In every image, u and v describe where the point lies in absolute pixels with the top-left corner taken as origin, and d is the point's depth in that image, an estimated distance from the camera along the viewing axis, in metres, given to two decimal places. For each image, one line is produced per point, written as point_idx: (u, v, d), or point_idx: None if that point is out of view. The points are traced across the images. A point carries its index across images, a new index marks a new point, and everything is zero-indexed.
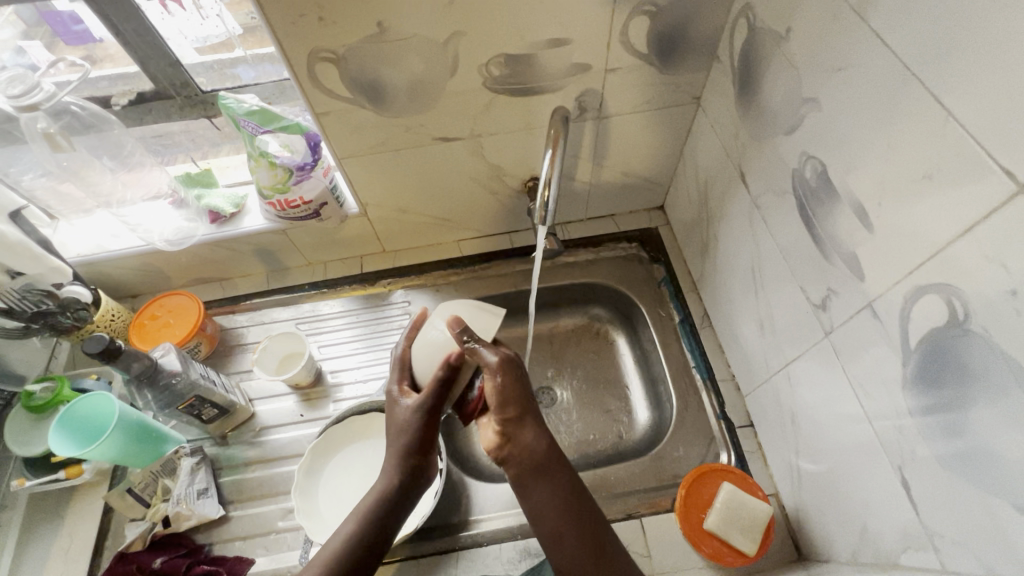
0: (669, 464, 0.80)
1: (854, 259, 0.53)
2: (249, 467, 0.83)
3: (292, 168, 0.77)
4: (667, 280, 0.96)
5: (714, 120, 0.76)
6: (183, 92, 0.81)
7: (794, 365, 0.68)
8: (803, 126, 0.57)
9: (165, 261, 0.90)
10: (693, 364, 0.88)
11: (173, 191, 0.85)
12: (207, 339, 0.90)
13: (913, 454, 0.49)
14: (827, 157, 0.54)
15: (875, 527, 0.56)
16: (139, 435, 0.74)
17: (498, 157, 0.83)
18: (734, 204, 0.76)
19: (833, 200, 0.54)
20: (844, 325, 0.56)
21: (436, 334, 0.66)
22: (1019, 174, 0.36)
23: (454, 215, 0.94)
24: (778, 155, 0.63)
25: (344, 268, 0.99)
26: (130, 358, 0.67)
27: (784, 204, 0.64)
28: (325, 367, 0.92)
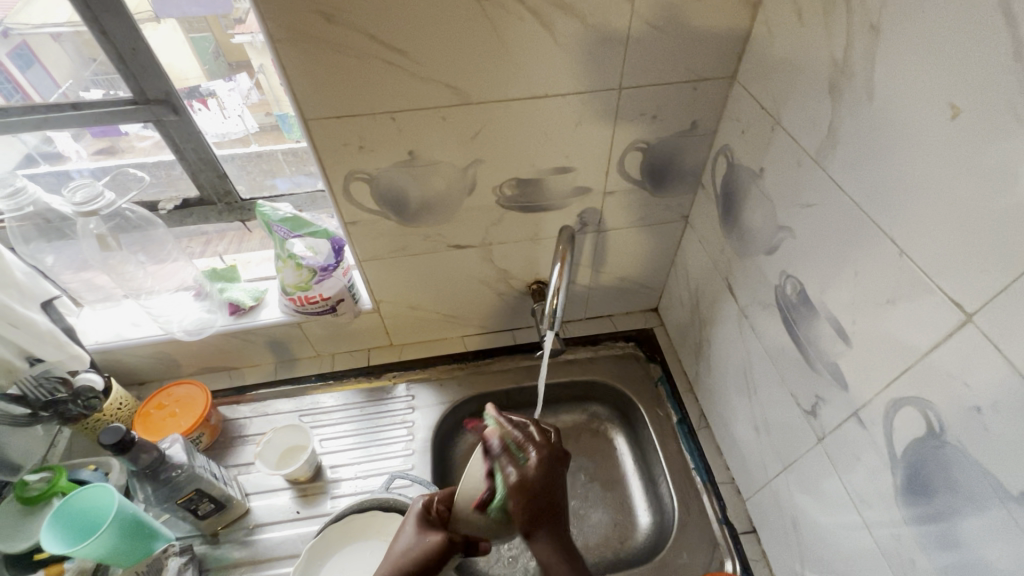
0: (673, 572, 0.78)
1: (836, 370, 0.57)
2: (237, 569, 0.80)
3: (316, 269, 0.83)
4: (663, 380, 1.00)
5: (702, 237, 0.85)
6: (224, 199, 0.90)
7: (791, 469, 0.70)
8: (781, 249, 0.65)
9: (179, 351, 0.93)
10: (692, 466, 0.89)
11: (199, 284, 0.91)
12: (210, 430, 0.90)
13: (914, 564, 0.51)
14: (803, 277, 0.61)
15: None
16: (132, 532, 0.72)
17: (506, 263, 0.90)
18: (724, 311, 0.82)
19: (813, 315, 0.60)
20: (834, 431, 0.60)
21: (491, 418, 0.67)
22: (965, 306, 0.42)
23: (461, 313, 0.99)
24: (760, 272, 0.70)
25: (352, 360, 1.02)
26: (139, 450, 0.68)
27: (768, 315, 0.70)
28: (324, 462, 0.91)
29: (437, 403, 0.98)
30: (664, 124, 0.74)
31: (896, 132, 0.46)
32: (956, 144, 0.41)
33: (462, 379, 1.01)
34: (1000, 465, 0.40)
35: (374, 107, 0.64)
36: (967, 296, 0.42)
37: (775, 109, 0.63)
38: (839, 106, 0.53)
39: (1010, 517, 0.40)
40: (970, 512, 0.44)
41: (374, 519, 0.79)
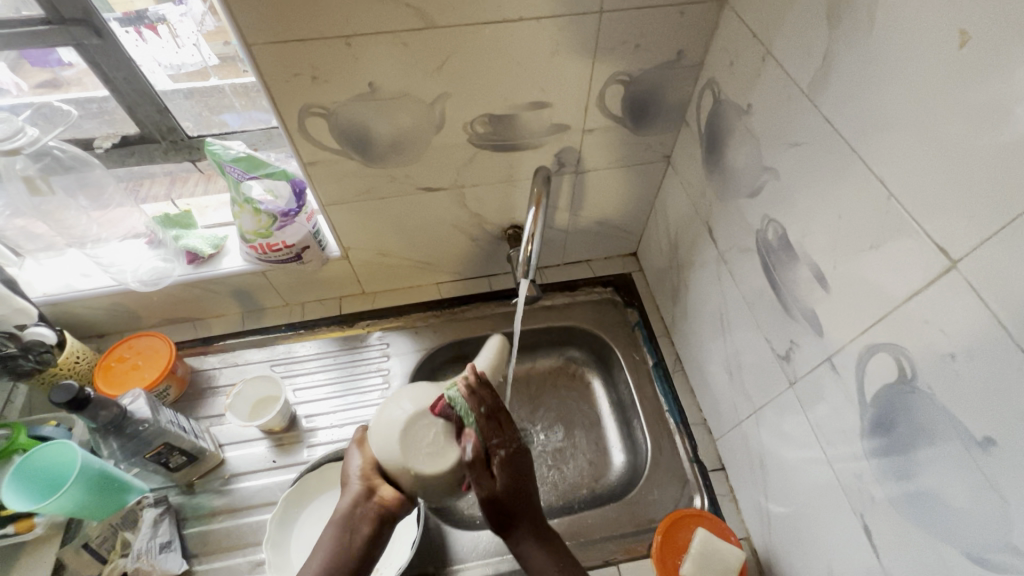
0: (646, 508, 0.81)
1: (813, 316, 0.57)
2: (216, 518, 0.80)
3: (276, 214, 0.78)
4: (640, 324, 1.00)
5: (683, 178, 0.82)
6: (169, 137, 0.82)
7: (760, 412, 0.71)
8: (764, 192, 0.62)
9: (137, 302, 0.88)
10: (666, 407, 0.90)
11: (150, 231, 0.86)
12: (177, 382, 0.87)
13: (872, 500, 0.52)
14: (785, 221, 0.59)
15: (841, 572, 0.58)
16: (101, 486, 0.71)
17: (480, 207, 0.86)
18: (703, 255, 0.80)
19: (793, 260, 0.59)
20: (805, 375, 0.60)
21: (399, 413, 0.62)
22: (951, 252, 0.40)
23: (434, 259, 0.96)
24: (742, 214, 0.67)
25: (322, 309, 0.99)
26: (96, 407, 0.66)
27: (747, 259, 0.68)
28: (299, 411, 0.90)
29: (413, 351, 0.96)
30: (648, 54, 0.68)
31: (897, 64, 0.43)
32: (958, 76, 0.38)
33: (438, 327, 0.99)
34: (968, 410, 0.40)
35: (325, 30, 0.57)
36: (954, 241, 0.40)
37: (766, 37, 0.58)
38: (836, 33, 0.48)
39: (970, 458, 0.41)
40: (931, 454, 0.44)
41: None
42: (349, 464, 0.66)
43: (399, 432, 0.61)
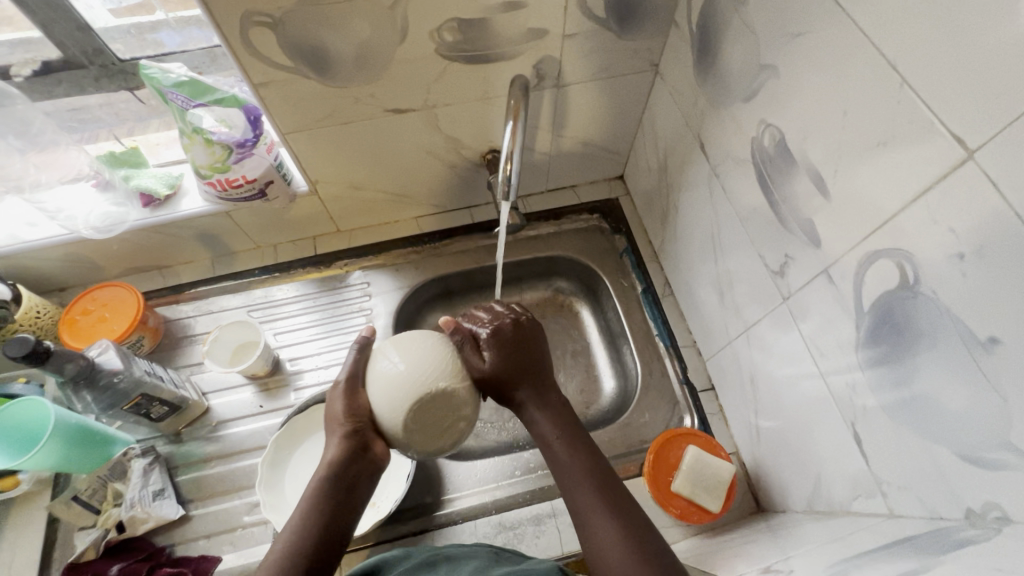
0: (637, 430, 0.82)
1: (811, 227, 0.54)
2: (208, 464, 0.79)
3: (231, 145, 0.71)
4: (628, 250, 0.97)
5: (672, 88, 0.76)
6: (97, 60, 0.74)
7: (751, 330, 0.70)
8: (761, 94, 0.57)
9: (94, 250, 0.83)
10: (656, 332, 0.90)
11: (97, 173, 0.79)
12: (150, 332, 0.84)
13: (865, 408, 0.52)
14: (784, 125, 0.54)
15: (829, 478, 0.59)
16: (81, 440, 0.69)
17: (455, 130, 0.79)
18: (694, 172, 0.76)
19: (791, 167, 0.55)
20: (800, 290, 0.58)
21: (390, 366, 0.59)
22: (968, 141, 0.37)
23: (411, 191, 0.90)
24: (736, 123, 0.63)
25: (297, 250, 0.95)
26: (62, 359, 0.62)
27: (741, 171, 0.64)
28: (282, 355, 0.88)
29: (395, 289, 0.93)
30: None
31: None
32: None
33: (419, 262, 0.95)
34: (974, 310, 0.38)
35: None
36: (973, 129, 0.36)
37: None
38: None
39: (973, 361, 0.39)
40: (933, 359, 0.43)
41: None
42: (332, 406, 0.60)
43: (394, 385, 0.58)
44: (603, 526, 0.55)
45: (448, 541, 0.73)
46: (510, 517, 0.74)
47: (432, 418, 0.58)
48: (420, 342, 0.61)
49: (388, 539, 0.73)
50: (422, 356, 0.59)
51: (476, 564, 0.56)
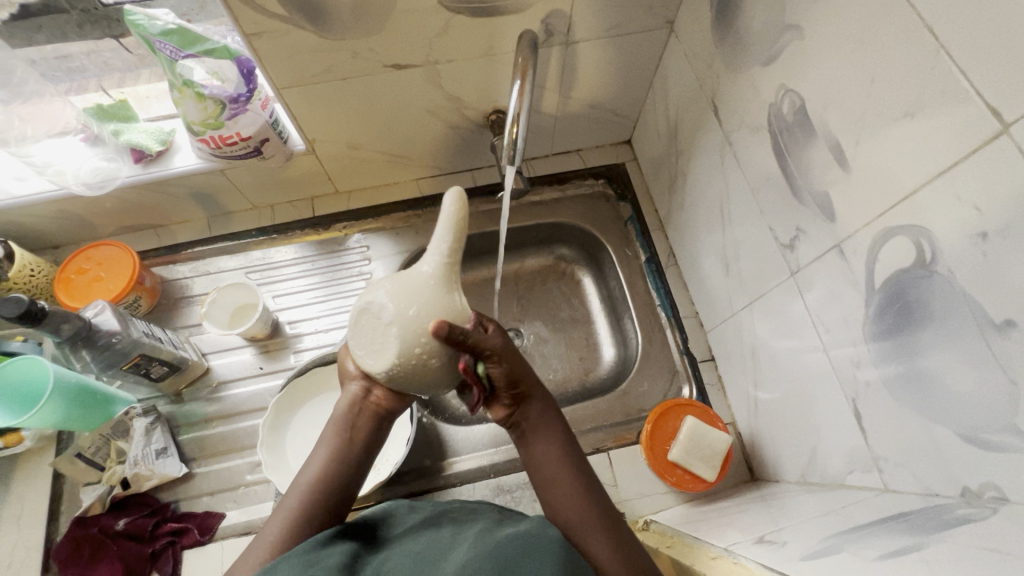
0: (635, 398, 0.83)
1: (826, 200, 0.52)
2: (210, 424, 0.80)
3: (224, 100, 0.68)
4: (633, 218, 0.95)
5: (688, 48, 0.72)
6: (79, 6, 0.69)
7: (755, 304, 0.69)
8: (783, 56, 0.54)
9: (86, 207, 0.81)
10: (658, 302, 0.89)
11: (85, 126, 0.76)
12: (147, 292, 0.83)
13: (867, 386, 0.51)
14: (806, 91, 0.52)
15: (825, 452, 0.60)
16: (82, 399, 0.69)
17: (458, 88, 0.76)
18: (705, 138, 0.73)
19: (809, 136, 0.52)
20: (809, 265, 0.56)
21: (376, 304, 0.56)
22: (1004, 115, 0.35)
23: (411, 152, 0.87)
24: (753, 87, 0.59)
25: (294, 211, 0.92)
26: (58, 320, 0.61)
27: (754, 139, 0.62)
28: (282, 318, 0.87)
29: (396, 253, 0.91)
30: None
31: None
32: None
33: (420, 227, 0.93)
34: (993, 292, 0.37)
35: None
36: (1011, 101, 0.34)
37: None
38: None
39: (985, 343, 0.39)
40: (943, 340, 0.42)
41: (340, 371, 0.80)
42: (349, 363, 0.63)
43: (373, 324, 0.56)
44: (598, 544, 0.54)
45: (446, 502, 0.74)
46: (508, 481, 0.76)
47: (367, 337, 0.57)
48: (417, 289, 0.56)
49: (388, 499, 0.74)
50: (393, 282, 0.57)
51: (485, 523, 0.57)
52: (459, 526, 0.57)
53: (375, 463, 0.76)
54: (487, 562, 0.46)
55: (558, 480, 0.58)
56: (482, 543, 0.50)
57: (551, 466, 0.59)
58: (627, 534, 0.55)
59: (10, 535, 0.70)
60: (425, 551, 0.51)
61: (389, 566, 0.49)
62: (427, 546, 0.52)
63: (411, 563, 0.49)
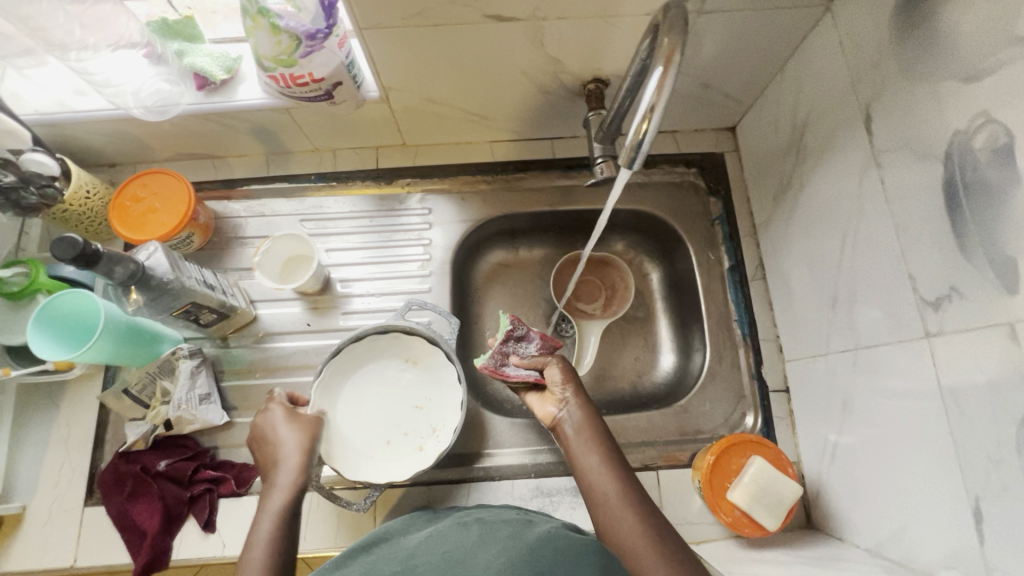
0: (693, 417, 0.78)
1: (1008, 268, 0.42)
2: (254, 374, 0.78)
3: (300, 36, 0.60)
4: (723, 219, 0.86)
5: (847, 35, 0.59)
6: None
7: (862, 352, 0.61)
8: (995, 77, 0.42)
9: (144, 130, 0.76)
10: (735, 317, 0.81)
11: (149, 43, 0.70)
12: (200, 230, 0.80)
13: (1002, 491, 0.44)
14: (1021, 128, 0.41)
15: (916, 534, 0.54)
16: (132, 338, 0.67)
17: (560, 49, 0.65)
18: (842, 149, 0.62)
19: (1007, 187, 0.42)
20: (956, 333, 0.48)
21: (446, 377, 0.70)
22: None
23: (492, 113, 0.78)
24: (935, 105, 0.48)
25: (357, 159, 0.86)
26: (111, 263, 0.58)
27: (915, 169, 0.51)
28: (334, 275, 0.83)
29: (458, 221, 0.85)
30: None
31: None
32: None
33: (487, 195, 0.86)
34: None
35: None
36: None
37: None
38: None
39: None
40: None
41: (380, 340, 0.75)
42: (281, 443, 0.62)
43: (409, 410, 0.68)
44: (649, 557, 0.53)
45: (482, 495, 0.72)
46: (549, 484, 0.72)
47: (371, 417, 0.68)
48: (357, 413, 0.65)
49: (424, 481, 0.72)
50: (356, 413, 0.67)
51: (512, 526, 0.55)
52: (486, 527, 0.54)
53: (422, 444, 0.71)
54: (523, 570, 0.44)
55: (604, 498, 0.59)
56: (514, 549, 0.48)
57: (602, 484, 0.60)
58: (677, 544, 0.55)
59: (58, 456, 0.71)
60: (454, 552, 0.49)
61: (417, 567, 0.47)
62: (455, 545, 0.50)
63: (440, 563, 0.47)
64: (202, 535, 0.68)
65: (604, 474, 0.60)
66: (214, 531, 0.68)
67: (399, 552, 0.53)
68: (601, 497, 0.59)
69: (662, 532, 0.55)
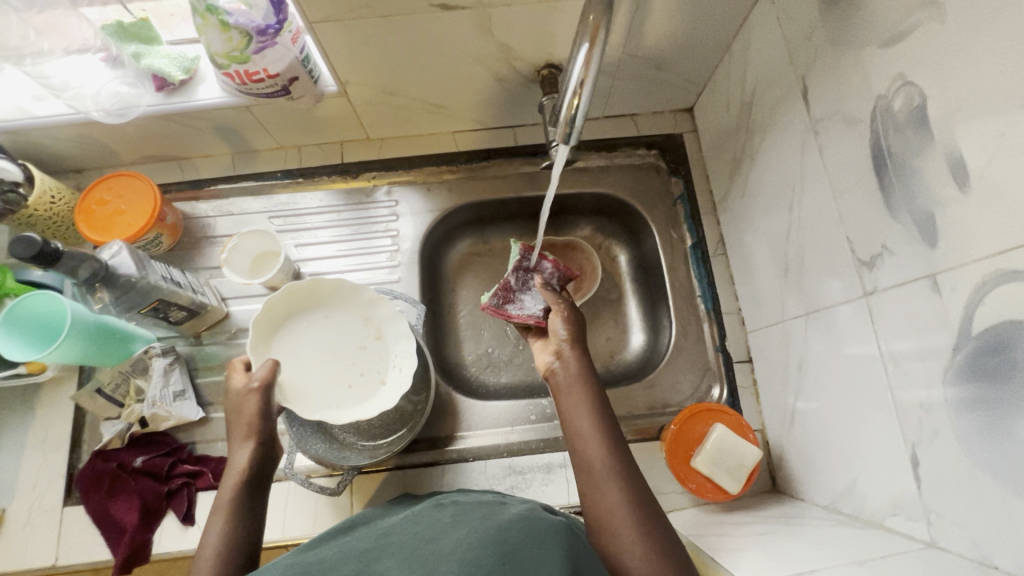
0: (661, 391, 0.80)
1: (929, 222, 0.44)
2: (229, 370, 0.79)
3: (251, 32, 0.61)
4: (684, 198, 0.87)
5: (783, 9, 0.61)
6: None
7: (812, 316, 0.63)
8: (909, 40, 0.44)
9: (106, 133, 0.77)
10: (699, 293, 0.83)
11: (105, 47, 0.70)
12: (169, 230, 0.81)
13: (934, 436, 0.46)
14: (933, 86, 0.42)
15: (866, 486, 0.56)
16: (101, 338, 0.68)
17: (509, 36, 0.67)
18: (785, 121, 0.63)
19: (924, 146, 0.44)
20: (890, 289, 0.50)
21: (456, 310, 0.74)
22: None
23: (451, 102, 0.80)
24: (860, 71, 0.50)
25: (322, 155, 0.87)
26: (72, 261, 0.59)
27: (847, 135, 0.53)
28: (304, 269, 0.84)
29: (425, 211, 0.86)
30: None
31: None
32: None
33: (453, 185, 0.87)
34: None
35: None
36: None
37: None
38: None
39: None
40: None
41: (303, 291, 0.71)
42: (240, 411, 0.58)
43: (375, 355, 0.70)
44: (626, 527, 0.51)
45: (457, 476, 0.74)
46: (521, 462, 0.74)
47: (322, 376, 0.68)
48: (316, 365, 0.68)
49: (399, 466, 0.74)
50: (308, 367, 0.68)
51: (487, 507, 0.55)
52: (461, 509, 0.55)
53: (384, 376, 0.70)
54: (490, 546, 0.44)
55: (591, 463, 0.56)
56: (486, 523, 0.48)
57: (587, 445, 0.57)
58: (648, 510, 0.53)
59: (36, 458, 0.72)
60: (426, 531, 0.49)
61: (388, 546, 0.47)
62: (427, 526, 0.51)
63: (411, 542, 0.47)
64: (182, 528, 0.69)
65: (593, 430, 0.58)
66: (193, 524, 0.70)
67: (376, 535, 0.52)
68: (587, 452, 0.57)
69: (646, 511, 0.52)
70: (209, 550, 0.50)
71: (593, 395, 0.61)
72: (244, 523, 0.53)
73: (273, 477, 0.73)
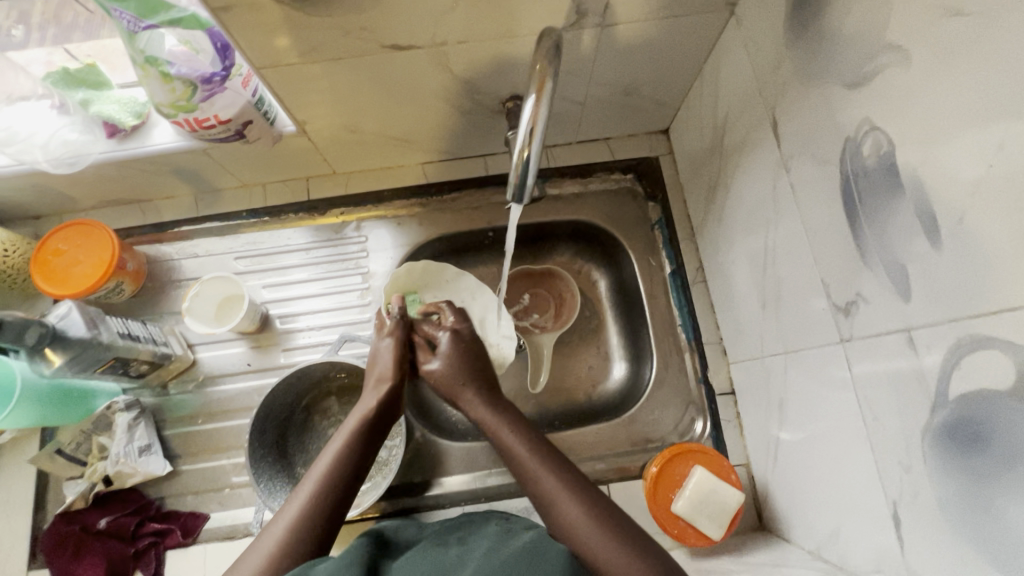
0: (643, 427, 0.78)
1: (901, 275, 0.42)
2: (197, 420, 0.77)
3: (195, 81, 0.59)
4: (662, 223, 0.85)
5: (750, 39, 0.59)
6: None
7: (791, 355, 0.61)
8: (873, 84, 0.42)
9: (60, 181, 0.74)
10: (679, 322, 0.81)
11: (54, 96, 0.69)
12: (130, 277, 0.78)
13: (915, 497, 0.44)
14: (900, 134, 0.40)
15: (849, 538, 0.53)
16: (57, 398, 0.67)
17: (469, 72, 0.65)
18: (757, 153, 0.61)
19: (893, 195, 0.41)
20: (865, 339, 0.47)
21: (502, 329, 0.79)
22: None
23: (417, 136, 0.77)
24: (827, 111, 0.48)
25: (287, 192, 0.84)
26: (17, 328, 0.57)
27: (817, 175, 0.51)
28: (273, 312, 0.82)
29: (396, 246, 0.84)
30: None
31: None
32: None
33: (424, 218, 0.85)
34: None
35: None
36: None
37: None
38: None
39: None
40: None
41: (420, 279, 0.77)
42: (378, 361, 0.68)
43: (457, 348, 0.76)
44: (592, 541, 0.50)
45: None
46: (499, 508, 0.72)
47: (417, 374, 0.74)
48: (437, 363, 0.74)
49: (375, 515, 0.72)
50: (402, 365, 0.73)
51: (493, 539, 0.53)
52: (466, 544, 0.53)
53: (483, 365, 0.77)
54: None
55: (548, 492, 0.55)
56: (493, 560, 0.47)
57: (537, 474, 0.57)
58: (617, 522, 0.52)
59: None
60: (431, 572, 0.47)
61: None
62: (432, 563, 0.49)
63: None
64: None
65: (528, 454, 0.59)
66: None
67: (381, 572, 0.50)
68: (538, 482, 0.57)
69: (615, 526, 0.51)
70: (324, 461, 0.57)
71: (519, 424, 0.63)
72: (355, 450, 0.59)
73: (244, 532, 0.71)
